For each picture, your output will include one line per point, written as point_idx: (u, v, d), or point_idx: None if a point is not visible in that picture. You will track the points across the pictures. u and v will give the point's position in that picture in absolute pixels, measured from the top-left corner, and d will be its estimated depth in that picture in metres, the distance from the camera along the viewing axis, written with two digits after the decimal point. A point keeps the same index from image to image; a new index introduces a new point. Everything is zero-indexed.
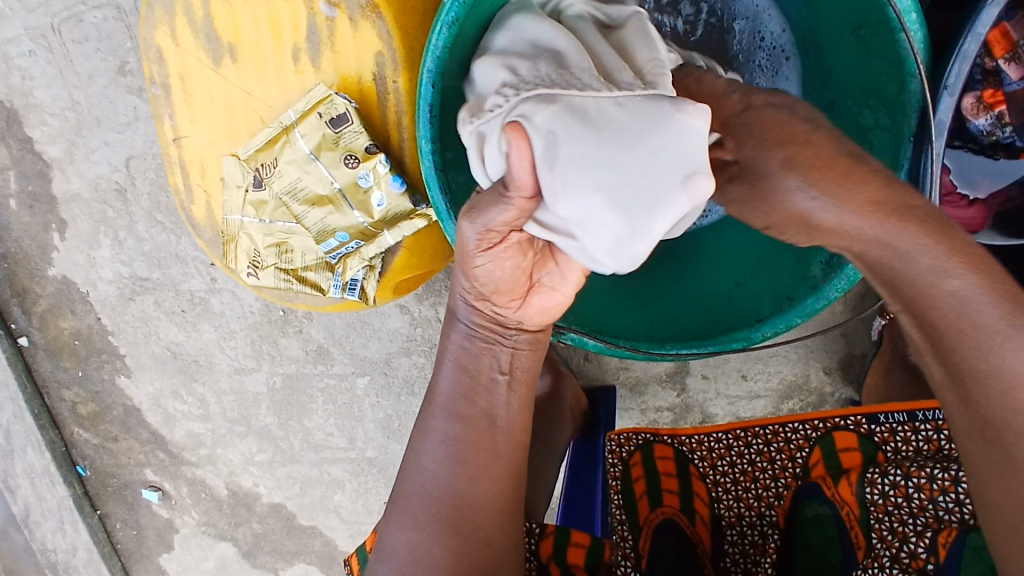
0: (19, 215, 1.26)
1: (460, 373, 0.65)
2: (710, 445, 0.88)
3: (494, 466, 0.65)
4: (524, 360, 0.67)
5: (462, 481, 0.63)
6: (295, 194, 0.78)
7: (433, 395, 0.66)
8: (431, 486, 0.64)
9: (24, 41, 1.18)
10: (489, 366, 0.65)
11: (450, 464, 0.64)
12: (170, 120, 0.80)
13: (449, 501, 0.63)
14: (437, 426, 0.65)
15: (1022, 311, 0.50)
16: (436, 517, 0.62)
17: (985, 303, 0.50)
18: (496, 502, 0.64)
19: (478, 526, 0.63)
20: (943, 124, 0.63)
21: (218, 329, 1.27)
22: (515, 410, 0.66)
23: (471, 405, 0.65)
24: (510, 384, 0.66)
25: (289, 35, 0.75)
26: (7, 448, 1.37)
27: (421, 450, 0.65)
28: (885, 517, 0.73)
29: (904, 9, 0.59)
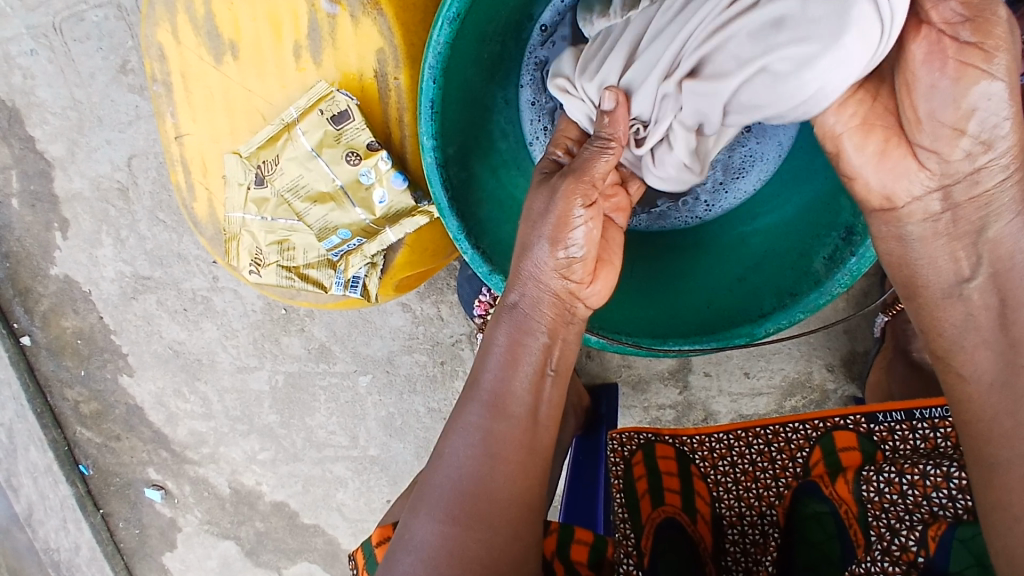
0: (21, 214, 1.26)
1: (506, 366, 0.63)
2: (711, 446, 0.87)
3: (530, 462, 0.62)
4: (569, 354, 0.65)
5: (497, 474, 0.60)
6: (297, 190, 0.78)
7: (474, 386, 0.63)
8: (463, 480, 0.60)
9: (25, 40, 1.18)
10: (541, 362, 0.63)
11: (484, 458, 0.60)
12: (172, 117, 0.80)
13: (481, 494, 0.59)
14: (474, 419, 0.62)
15: None
16: (467, 510, 0.59)
17: None
18: (528, 500, 0.61)
19: (507, 523, 0.59)
20: None
21: (220, 328, 1.27)
22: (552, 406, 0.64)
23: (512, 400, 0.62)
24: (555, 380, 0.65)
25: (289, 32, 0.75)
26: (10, 447, 1.37)
27: (457, 442, 0.61)
28: (881, 515, 0.72)
29: None
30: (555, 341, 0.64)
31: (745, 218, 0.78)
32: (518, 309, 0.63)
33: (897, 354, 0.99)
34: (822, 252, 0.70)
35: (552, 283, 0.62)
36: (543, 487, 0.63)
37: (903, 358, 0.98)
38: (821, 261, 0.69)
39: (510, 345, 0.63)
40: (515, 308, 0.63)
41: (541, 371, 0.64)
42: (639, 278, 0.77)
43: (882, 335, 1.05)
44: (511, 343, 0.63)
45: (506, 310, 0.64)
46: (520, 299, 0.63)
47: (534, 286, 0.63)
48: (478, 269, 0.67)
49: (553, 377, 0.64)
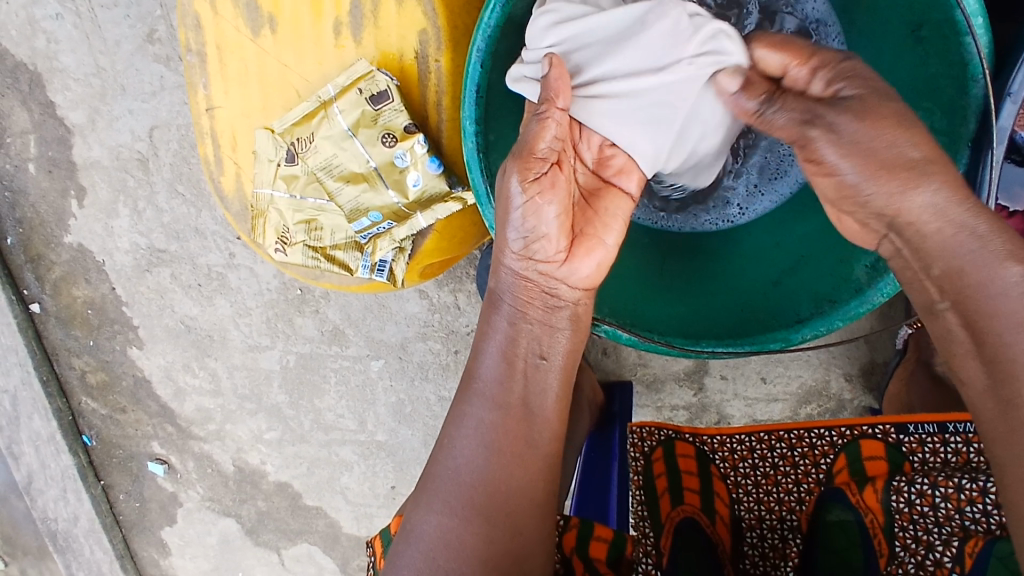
0: (37, 180, 1.25)
1: (501, 358, 0.62)
2: (732, 446, 0.88)
3: (529, 455, 0.60)
4: (559, 343, 0.64)
5: (495, 468, 0.59)
6: (330, 170, 0.77)
7: (470, 380, 0.63)
8: (463, 473, 0.59)
9: (51, 4, 1.16)
10: (530, 351, 0.62)
11: (481, 451, 0.59)
12: (204, 89, 0.79)
13: (480, 487, 0.59)
14: (472, 412, 0.61)
15: None
16: (467, 503, 0.58)
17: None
18: (533, 493, 0.60)
19: (508, 516, 0.58)
20: (1004, 131, 0.60)
21: (234, 305, 1.26)
22: (553, 397, 0.63)
23: (507, 392, 0.60)
24: (548, 370, 0.63)
25: (331, 9, 0.74)
26: (13, 414, 1.36)
27: (455, 435, 0.61)
28: (909, 526, 0.72)
29: (972, 11, 0.54)
30: (545, 327, 0.63)
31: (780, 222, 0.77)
32: (506, 299, 0.63)
33: (919, 366, 0.98)
34: (864, 258, 0.67)
35: (517, 266, 0.62)
36: (550, 481, 0.62)
37: (926, 371, 0.97)
38: (864, 267, 0.67)
39: (503, 337, 0.62)
40: (500, 298, 0.64)
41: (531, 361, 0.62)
42: (670, 279, 0.76)
43: (904, 348, 1.04)
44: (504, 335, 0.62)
45: (493, 300, 0.64)
46: (502, 286, 0.63)
47: (511, 275, 0.63)
48: None
49: (547, 367, 0.63)
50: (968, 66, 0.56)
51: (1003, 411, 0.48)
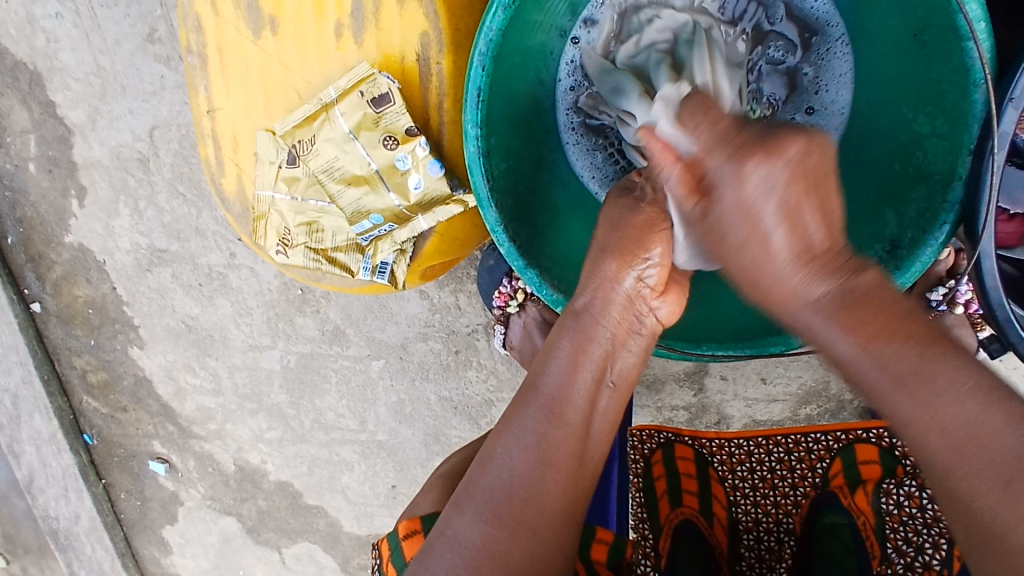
0: (37, 179, 1.25)
1: (570, 368, 0.57)
2: (730, 450, 0.88)
3: (580, 474, 0.56)
4: (628, 369, 0.61)
5: (549, 480, 0.54)
6: (331, 172, 0.76)
7: (531, 388, 0.58)
8: (513, 482, 0.53)
9: (51, 3, 1.16)
10: (600, 369, 0.58)
11: (538, 463, 0.54)
12: (205, 91, 0.79)
13: (530, 497, 0.53)
14: (528, 421, 0.56)
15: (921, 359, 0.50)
16: (513, 514, 0.52)
17: (881, 366, 0.51)
18: (577, 514, 0.55)
19: (552, 534, 0.53)
20: (1005, 139, 0.56)
21: (234, 305, 1.26)
22: (608, 420, 0.59)
23: (572, 405, 0.56)
24: (608, 394, 0.59)
25: (332, 9, 0.73)
26: (14, 413, 1.37)
27: (508, 441, 0.55)
28: (899, 528, 0.73)
29: (974, 17, 0.54)
30: (618, 347, 0.60)
31: None
32: (589, 313, 0.60)
33: None
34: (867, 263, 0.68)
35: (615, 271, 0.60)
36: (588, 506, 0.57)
37: None
38: None
39: (574, 347, 0.58)
40: (581, 312, 0.60)
41: (600, 380, 0.58)
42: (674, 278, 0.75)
43: None
44: (576, 347, 0.58)
45: (572, 315, 0.60)
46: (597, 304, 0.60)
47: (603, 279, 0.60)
48: (513, 263, 0.66)
49: (610, 390, 0.59)
50: (969, 72, 0.57)
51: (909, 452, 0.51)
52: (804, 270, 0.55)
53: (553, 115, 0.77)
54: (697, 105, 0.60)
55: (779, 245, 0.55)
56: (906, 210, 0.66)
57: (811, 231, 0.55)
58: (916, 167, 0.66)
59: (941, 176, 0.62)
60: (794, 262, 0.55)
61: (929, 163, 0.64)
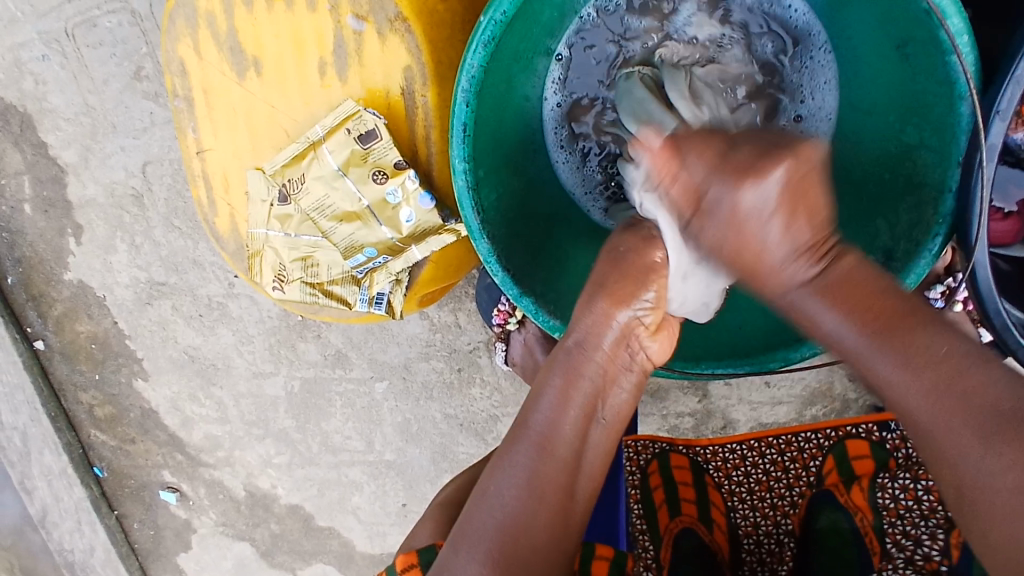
0: (34, 219, 1.25)
1: (560, 405, 0.59)
2: (725, 455, 0.91)
3: (569, 512, 0.57)
4: (620, 406, 0.63)
5: (540, 516, 0.55)
6: (323, 210, 0.77)
7: (523, 425, 0.59)
8: (505, 518, 0.55)
9: (37, 45, 1.16)
10: (590, 406, 0.60)
11: (529, 498, 0.55)
12: (193, 133, 0.79)
13: (520, 534, 0.54)
14: (520, 459, 0.57)
15: (912, 345, 0.51)
16: (504, 553, 0.54)
17: (879, 355, 0.52)
18: (566, 552, 0.57)
19: (544, 569, 0.54)
20: (994, 151, 0.56)
21: (236, 334, 1.26)
22: (601, 455, 0.61)
23: (563, 441, 0.58)
24: (602, 426, 0.61)
25: (315, 48, 0.73)
26: (24, 450, 1.37)
27: (499, 480, 0.57)
28: (896, 521, 0.74)
29: (956, 30, 0.54)
30: (608, 383, 0.61)
31: None
32: (576, 348, 0.61)
33: None
34: None
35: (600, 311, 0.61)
36: (580, 537, 0.59)
37: None
38: None
39: (565, 381, 0.60)
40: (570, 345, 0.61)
41: (590, 415, 0.60)
42: None
43: None
44: (566, 383, 0.60)
45: (562, 352, 0.61)
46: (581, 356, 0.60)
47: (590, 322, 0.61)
48: (508, 292, 0.66)
49: (601, 426, 0.61)
50: (953, 85, 0.57)
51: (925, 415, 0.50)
52: (801, 254, 0.55)
53: (542, 134, 0.77)
54: (696, 141, 0.59)
55: (775, 239, 0.55)
56: (897, 220, 0.65)
57: (801, 234, 0.55)
58: (906, 176, 0.65)
59: (931, 186, 0.62)
60: (784, 260, 0.56)
61: (917, 174, 0.63)
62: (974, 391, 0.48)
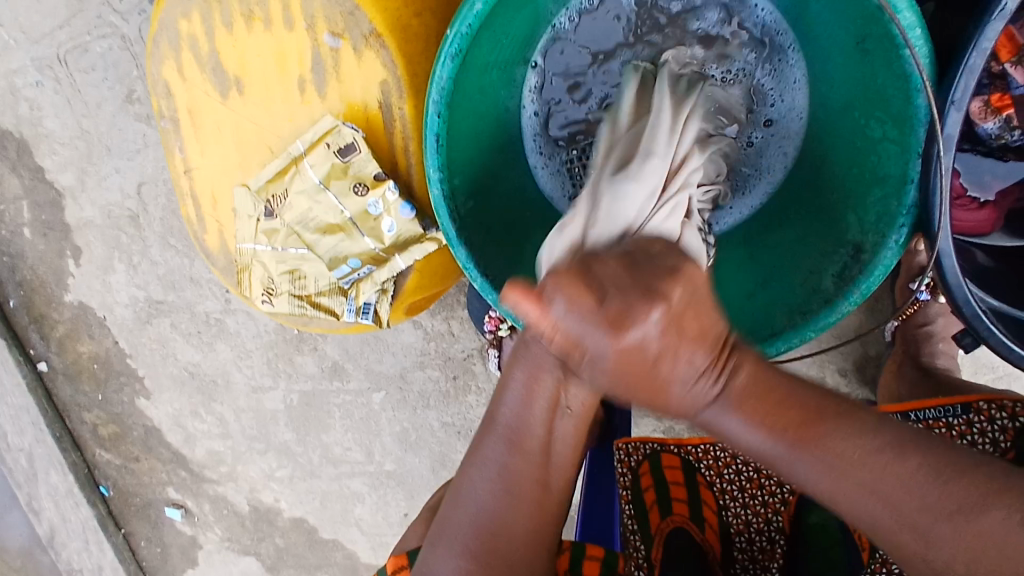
0: (34, 243, 1.28)
1: (524, 400, 0.56)
2: (716, 454, 0.87)
3: (546, 498, 0.58)
4: (592, 397, 0.56)
5: (516, 513, 0.57)
6: (307, 223, 0.78)
7: (492, 420, 0.58)
8: (481, 517, 0.58)
9: (31, 72, 1.19)
10: (554, 398, 0.55)
11: (502, 493, 0.57)
12: (181, 152, 0.82)
13: (497, 531, 0.57)
14: (491, 455, 0.58)
15: (823, 451, 0.50)
16: (480, 549, 0.57)
17: (804, 469, 0.50)
18: (545, 539, 0.59)
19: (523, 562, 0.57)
20: (950, 142, 0.57)
21: (234, 349, 1.28)
22: (572, 446, 0.59)
23: (531, 434, 0.56)
24: (569, 417, 0.57)
25: (294, 66, 0.75)
26: (30, 471, 1.39)
27: (474, 478, 0.58)
28: None
29: (907, 24, 0.55)
30: (574, 380, 0.54)
31: (751, 237, 0.78)
32: (536, 344, 0.55)
33: (907, 359, 0.98)
34: (831, 269, 0.68)
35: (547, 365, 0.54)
36: (558, 528, 0.60)
37: (913, 363, 0.96)
38: (831, 278, 0.68)
39: (528, 380, 0.56)
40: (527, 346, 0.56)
41: (556, 407, 0.56)
42: None
43: (893, 340, 1.04)
44: (529, 379, 0.55)
45: (522, 348, 0.56)
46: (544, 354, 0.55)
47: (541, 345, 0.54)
48: (487, 296, 0.67)
49: (568, 417, 0.57)
50: (909, 78, 0.58)
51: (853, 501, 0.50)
52: (701, 379, 0.49)
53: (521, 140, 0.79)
54: (584, 287, 0.46)
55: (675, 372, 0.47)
56: (866, 213, 0.66)
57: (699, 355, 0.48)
58: (870, 171, 0.66)
59: (894, 179, 0.63)
60: (691, 384, 0.48)
61: (883, 167, 0.64)
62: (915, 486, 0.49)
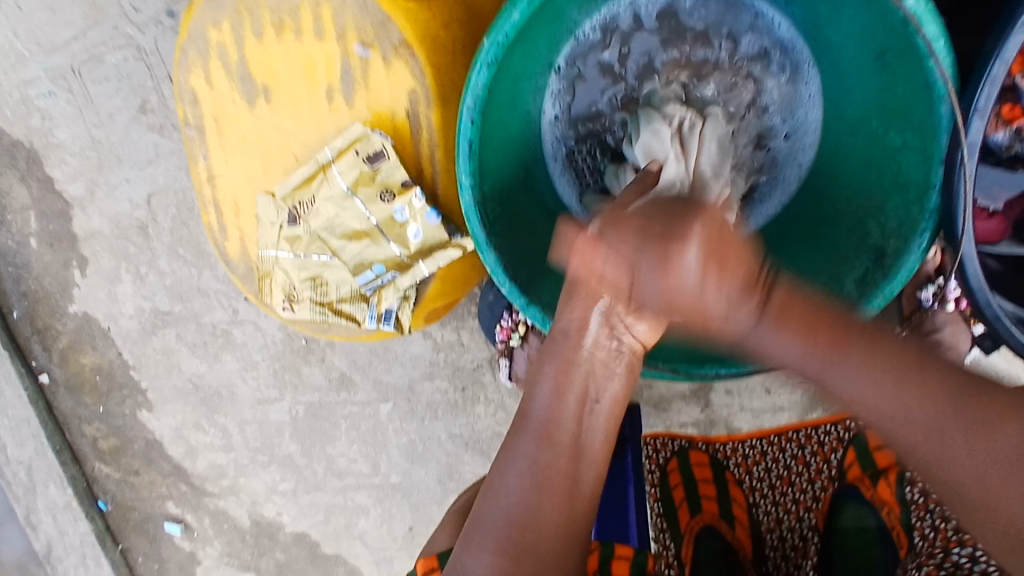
0: (40, 253, 1.27)
1: (555, 395, 0.58)
2: (745, 453, 0.98)
3: (576, 495, 0.57)
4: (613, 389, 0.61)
5: (546, 504, 0.56)
6: (333, 229, 0.80)
7: (523, 416, 0.59)
8: (512, 510, 0.56)
9: (44, 82, 1.19)
10: (582, 392, 0.59)
11: (533, 489, 0.56)
12: (205, 160, 0.82)
13: (529, 523, 0.55)
14: (523, 451, 0.58)
15: (859, 353, 0.48)
16: (517, 542, 0.55)
17: (834, 365, 0.48)
18: (576, 535, 0.57)
19: (555, 558, 0.55)
20: (974, 147, 0.59)
21: (240, 360, 1.28)
22: (601, 437, 0.60)
23: (559, 428, 0.57)
24: (598, 412, 0.60)
25: (323, 75, 0.77)
26: (27, 485, 1.37)
27: (505, 472, 0.57)
28: (925, 514, 0.73)
29: (932, 36, 0.57)
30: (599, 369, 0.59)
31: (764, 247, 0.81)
32: (566, 339, 0.60)
33: None
34: (854, 274, 0.71)
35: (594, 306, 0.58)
36: (591, 528, 0.59)
37: None
38: (853, 282, 0.70)
39: (557, 372, 0.59)
40: (558, 340, 0.60)
41: (584, 401, 0.59)
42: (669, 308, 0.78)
43: None
44: (558, 374, 0.59)
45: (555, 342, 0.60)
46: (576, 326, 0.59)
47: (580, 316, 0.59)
48: (515, 299, 0.68)
49: (598, 409, 0.59)
50: (932, 88, 0.60)
51: (898, 401, 0.47)
52: (737, 302, 0.50)
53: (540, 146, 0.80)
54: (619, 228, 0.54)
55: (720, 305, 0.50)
56: (886, 220, 0.68)
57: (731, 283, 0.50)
58: (892, 179, 0.68)
59: (915, 184, 0.65)
60: (729, 313, 0.50)
61: (904, 174, 0.67)
62: (976, 396, 0.46)
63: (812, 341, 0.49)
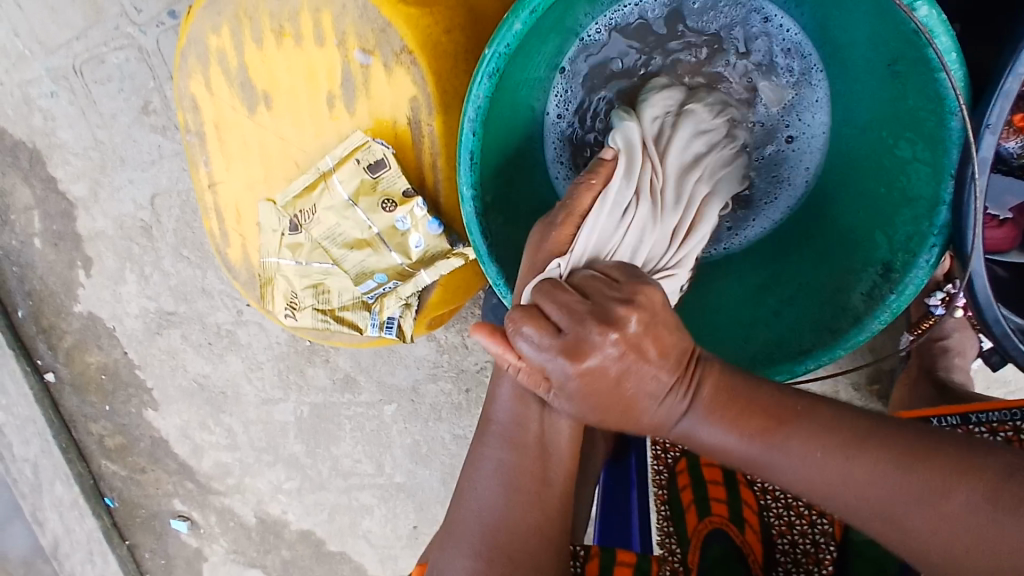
0: (44, 253, 1.27)
1: (516, 395, 0.57)
2: None
3: (545, 494, 0.57)
4: None
5: (515, 506, 0.57)
6: (334, 238, 0.78)
7: (488, 419, 0.59)
8: (484, 512, 0.57)
9: (45, 82, 1.18)
10: None
11: (501, 491, 0.57)
12: (205, 166, 0.82)
13: (500, 526, 0.56)
14: (490, 453, 0.58)
15: (801, 436, 0.49)
16: (489, 545, 0.56)
17: (780, 457, 0.49)
18: (547, 532, 0.58)
19: (530, 558, 0.56)
20: (985, 163, 0.58)
21: (245, 360, 1.27)
22: (568, 435, 0.58)
23: (522, 428, 0.57)
24: None
25: (324, 81, 0.76)
26: (35, 483, 1.38)
27: (476, 478, 0.58)
28: None
29: (944, 49, 0.55)
30: None
31: (768, 252, 0.80)
32: None
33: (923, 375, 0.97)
34: (860, 288, 0.69)
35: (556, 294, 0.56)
36: (566, 527, 0.60)
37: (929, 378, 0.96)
38: (859, 296, 0.69)
39: (513, 369, 0.57)
40: None
41: (544, 396, 0.57)
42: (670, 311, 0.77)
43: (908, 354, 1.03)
44: (515, 370, 0.57)
45: None
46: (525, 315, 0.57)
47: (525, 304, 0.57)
48: None
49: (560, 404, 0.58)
50: (944, 101, 0.58)
51: (847, 471, 0.48)
52: (668, 396, 0.49)
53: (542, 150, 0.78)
54: (547, 291, 0.50)
55: (646, 392, 0.49)
56: (895, 233, 0.67)
57: (665, 372, 0.49)
58: (902, 192, 0.66)
59: (925, 200, 0.63)
60: (658, 400, 0.49)
61: (913, 188, 0.65)
62: (926, 462, 0.47)
63: (751, 431, 0.49)
